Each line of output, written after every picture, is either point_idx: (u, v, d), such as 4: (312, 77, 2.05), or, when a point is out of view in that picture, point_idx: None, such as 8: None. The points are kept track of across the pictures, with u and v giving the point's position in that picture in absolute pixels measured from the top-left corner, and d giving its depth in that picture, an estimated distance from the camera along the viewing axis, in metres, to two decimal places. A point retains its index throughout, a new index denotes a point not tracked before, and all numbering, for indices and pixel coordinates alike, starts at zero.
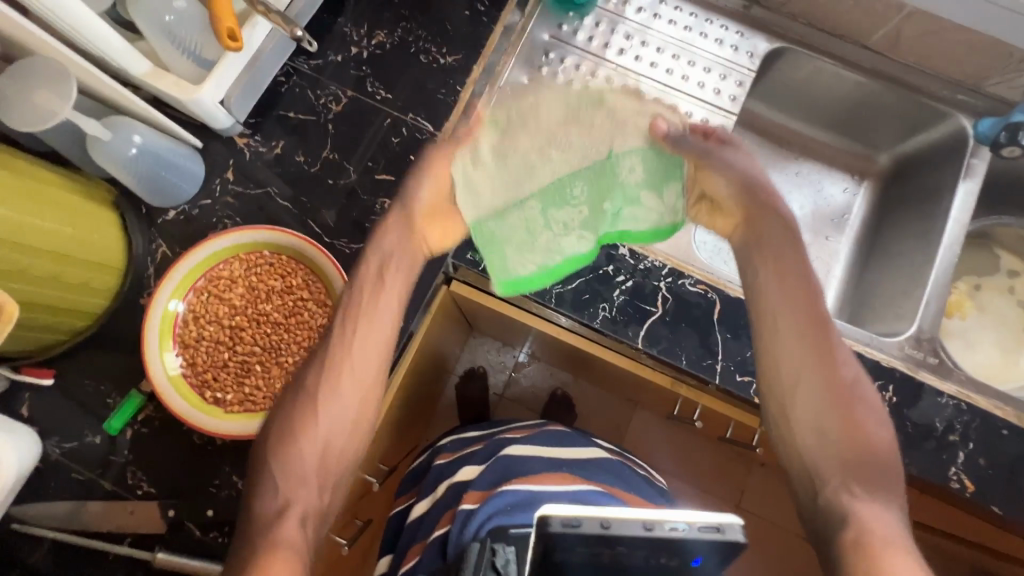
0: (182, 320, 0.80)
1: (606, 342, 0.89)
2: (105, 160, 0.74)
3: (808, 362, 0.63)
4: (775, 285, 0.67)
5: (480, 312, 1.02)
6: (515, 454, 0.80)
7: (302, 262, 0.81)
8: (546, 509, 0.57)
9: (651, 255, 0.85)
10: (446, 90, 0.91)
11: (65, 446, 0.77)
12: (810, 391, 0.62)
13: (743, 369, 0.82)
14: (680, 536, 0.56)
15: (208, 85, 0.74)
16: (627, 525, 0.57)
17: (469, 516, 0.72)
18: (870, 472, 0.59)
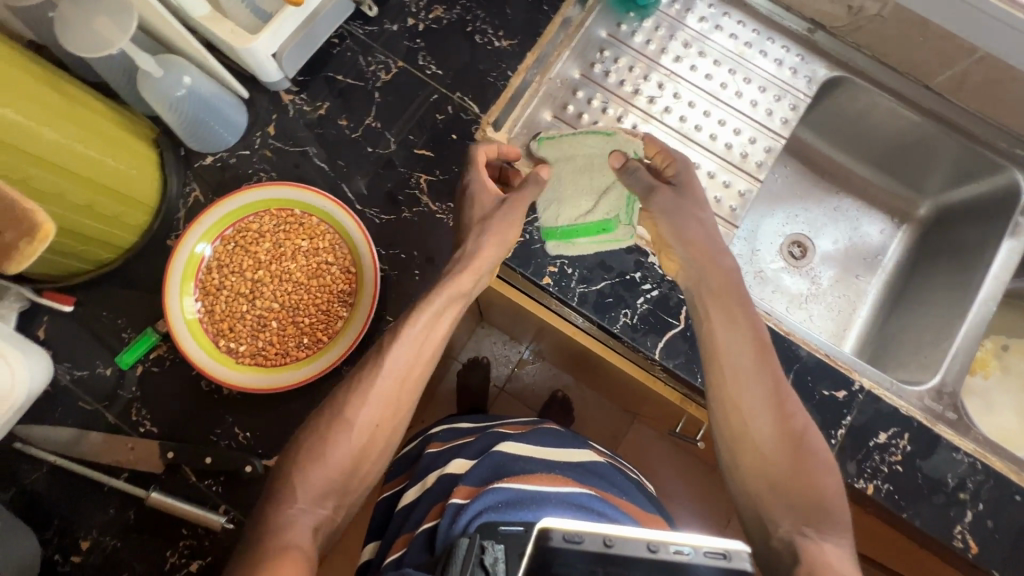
0: (206, 267, 0.80)
1: (621, 351, 0.88)
2: (153, 95, 0.74)
3: (764, 421, 0.66)
4: (726, 333, 0.71)
5: (496, 303, 1.01)
6: (507, 452, 0.79)
7: (331, 226, 0.81)
8: (550, 520, 0.55)
9: None
10: (495, 73, 0.89)
11: (76, 373, 0.78)
12: (763, 439, 0.66)
13: None
14: (687, 562, 0.52)
15: (262, 37, 0.75)
16: (630, 544, 0.53)
17: (459, 511, 0.71)
18: (814, 513, 0.62)
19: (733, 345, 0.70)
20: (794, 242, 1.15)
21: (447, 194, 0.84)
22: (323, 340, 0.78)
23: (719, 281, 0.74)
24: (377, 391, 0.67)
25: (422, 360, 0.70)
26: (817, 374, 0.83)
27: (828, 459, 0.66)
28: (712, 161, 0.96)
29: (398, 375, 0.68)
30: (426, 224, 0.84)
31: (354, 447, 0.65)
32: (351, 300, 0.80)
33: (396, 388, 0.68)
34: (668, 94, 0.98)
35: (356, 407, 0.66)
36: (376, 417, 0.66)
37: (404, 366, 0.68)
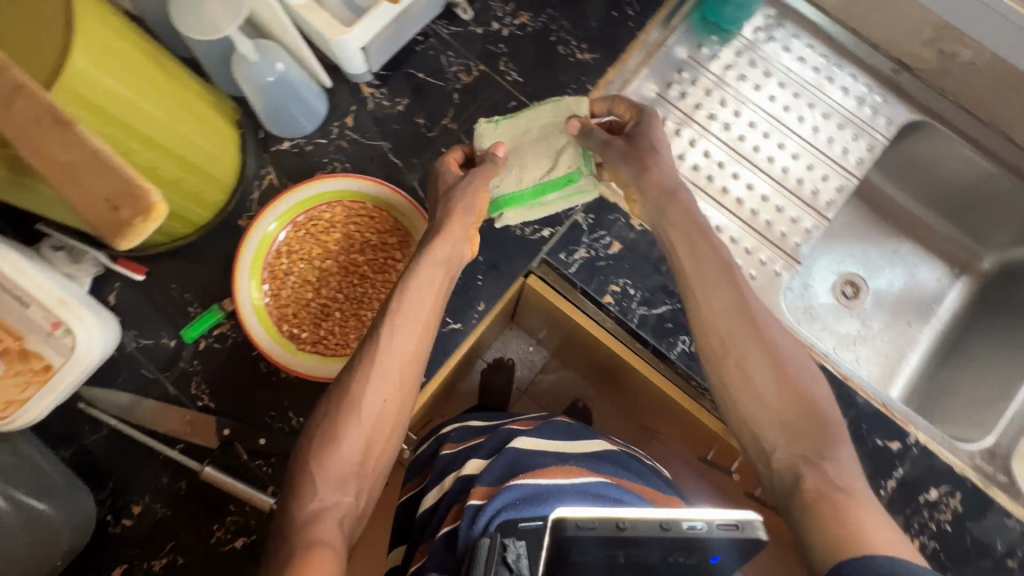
0: (275, 251, 0.81)
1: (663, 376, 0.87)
2: (246, 79, 0.75)
3: (756, 356, 0.66)
4: (692, 256, 0.71)
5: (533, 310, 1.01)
6: (521, 449, 0.78)
7: (402, 224, 0.82)
8: (563, 510, 0.59)
9: None
10: (574, 85, 0.89)
11: (141, 341, 0.80)
12: (747, 360, 0.66)
13: None
14: (699, 535, 0.57)
15: (354, 31, 0.75)
16: (644, 525, 0.58)
17: (478, 511, 0.69)
18: (811, 434, 0.62)
19: (701, 266, 0.70)
20: (847, 281, 1.13)
21: None
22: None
23: (676, 209, 0.74)
24: (383, 367, 0.67)
25: (425, 328, 0.71)
26: (871, 422, 0.82)
27: (818, 382, 0.66)
28: (781, 195, 0.95)
29: (400, 349, 0.69)
30: (494, 230, 0.84)
31: (365, 431, 0.65)
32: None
33: (398, 360, 0.68)
34: (743, 121, 0.97)
35: (362, 386, 0.66)
36: (385, 395, 0.66)
37: (408, 341, 0.69)
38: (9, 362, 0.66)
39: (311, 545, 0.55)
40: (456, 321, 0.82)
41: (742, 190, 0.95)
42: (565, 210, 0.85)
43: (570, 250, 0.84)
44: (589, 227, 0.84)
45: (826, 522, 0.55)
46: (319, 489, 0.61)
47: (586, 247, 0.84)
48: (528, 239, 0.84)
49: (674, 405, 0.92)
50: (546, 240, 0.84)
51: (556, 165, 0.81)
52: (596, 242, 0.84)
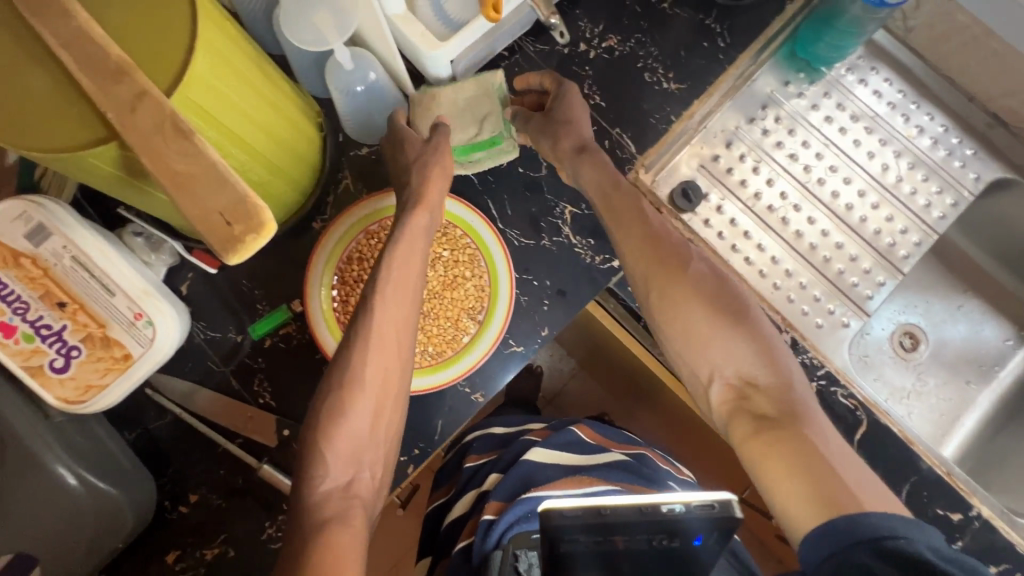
0: (347, 257, 0.81)
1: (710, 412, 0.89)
2: (337, 85, 0.74)
3: (703, 320, 0.65)
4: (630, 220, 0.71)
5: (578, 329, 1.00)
6: (533, 459, 0.78)
7: (474, 242, 0.82)
8: (546, 502, 0.50)
9: (810, 350, 0.83)
10: (658, 114, 0.88)
11: (209, 334, 0.81)
12: (693, 316, 0.65)
13: None
14: (678, 518, 0.50)
15: (450, 45, 0.75)
16: (625, 509, 0.51)
17: (490, 526, 0.70)
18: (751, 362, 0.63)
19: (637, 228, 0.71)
20: (905, 332, 1.09)
21: (589, 229, 0.84)
22: (448, 352, 0.79)
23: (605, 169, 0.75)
24: (375, 340, 0.66)
25: (411, 291, 0.70)
26: (934, 491, 0.79)
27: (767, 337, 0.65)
28: (856, 244, 0.93)
29: (391, 319, 0.68)
30: (564, 256, 0.83)
31: (368, 408, 0.65)
32: (479, 316, 0.80)
33: (391, 329, 0.67)
34: (824, 165, 0.95)
35: (359, 362, 0.65)
36: (382, 366, 0.66)
37: (393, 308, 0.68)
38: (91, 347, 0.67)
39: (328, 524, 0.56)
40: (519, 343, 0.81)
41: (815, 235, 0.93)
42: None
43: None
44: None
45: (778, 459, 0.55)
46: (327, 470, 0.61)
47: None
48: (598, 268, 0.83)
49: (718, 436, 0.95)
50: (617, 270, 0.83)
51: (483, 126, 0.79)
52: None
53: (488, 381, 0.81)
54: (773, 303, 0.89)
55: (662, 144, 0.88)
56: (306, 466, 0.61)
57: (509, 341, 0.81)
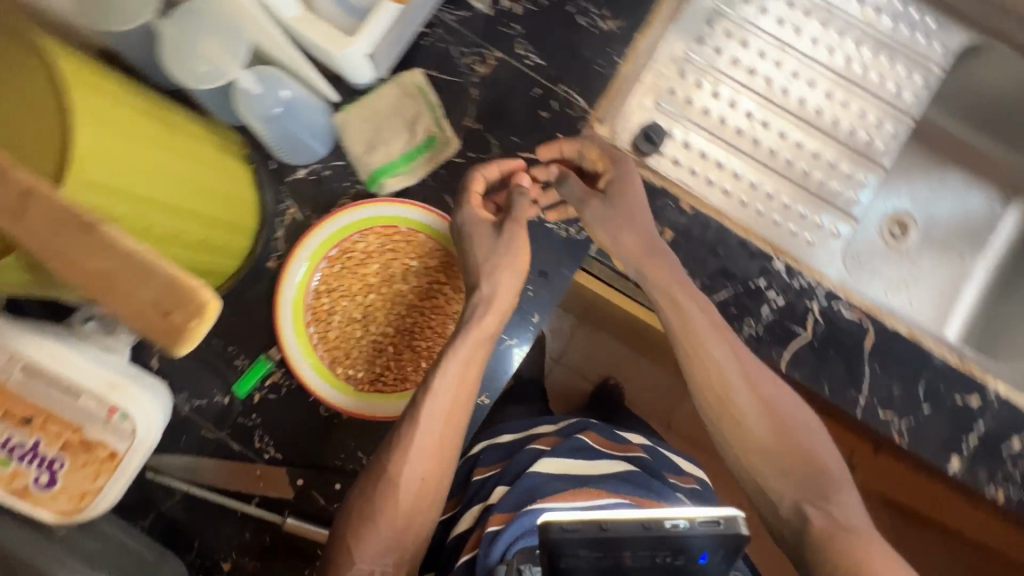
0: (314, 292, 0.76)
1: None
2: (249, 111, 0.68)
3: (764, 425, 0.64)
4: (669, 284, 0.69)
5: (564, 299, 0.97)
6: (540, 469, 0.79)
7: (439, 243, 0.77)
8: (547, 514, 0.51)
9: (805, 272, 0.80)
10: (602, 59, 0.80)
11: (195, 402, 0.77)
12: (753, 421, 0.64)
13: (887, 405, 0.79)
14: (682, 534, 0.50)
15: (361, 39, 0.67)
16: (625, 525, 0.50)
17: (494, 538, 0.72)
18: (813, 480, 0.61)
19: (687, 318, 0.68)
20: (895, 221, 1.07)
21: (557, 201, 0.79)
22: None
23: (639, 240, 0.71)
24: (418, 446, 0.67)
25: (457, 402, 0.69)
26: (949, 381, 0.79)
27: (810, 422, 0.65)
28: (832, 149, 0.90)
29: (437, 425, 0.68)
30: (537, 235, 0.79)
31: (402, 507, 0.66)
32: None
33: (434, 440, 0.68)
34: (785, 73, 0.90)
35: (400, 461, 0.66)
36: (423, 470, 0.67)
37: (439, 416, 0.68)
38: (74, 455, 0.64)
39: None
40: (511, 336, 0.78)
41: (789, 149, 0.89)
42: None
43: None
44: None
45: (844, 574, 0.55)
46: (357, 559, 0.64)
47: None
48: (574, 239, 0.79)
49: None
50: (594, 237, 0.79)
51: (415, 131, 0.79)
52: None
53: (491, 382, 0.78)
54: (761, 231, 0.85)
55: (613, 91, 0.82)
56: (341, 552, 0.65)
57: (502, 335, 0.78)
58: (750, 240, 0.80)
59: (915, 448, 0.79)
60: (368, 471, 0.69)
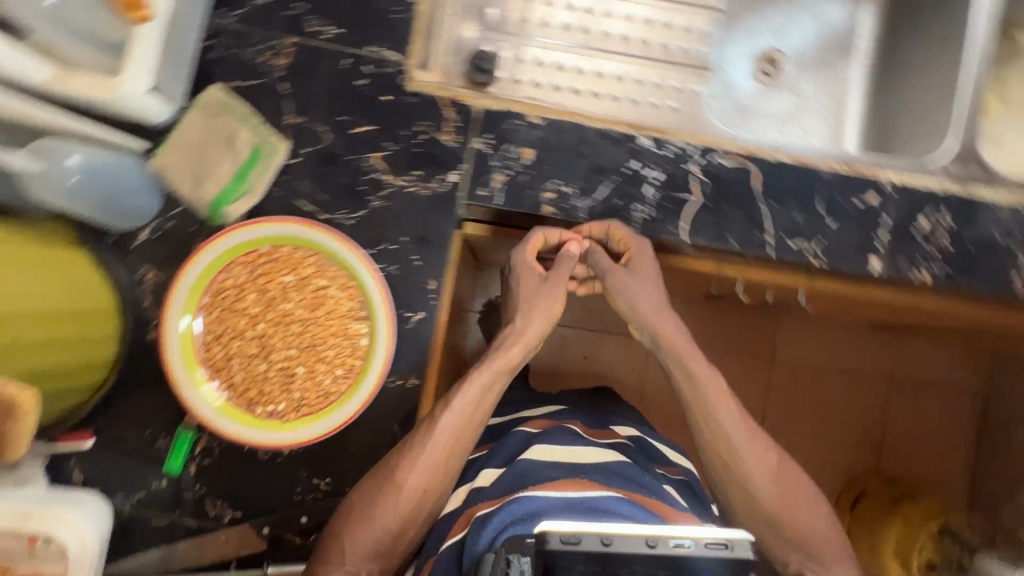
0: (203, 344, 0.73)
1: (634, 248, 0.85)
2: (46, 191, 0.64)
3: (764, 477, 0.69)
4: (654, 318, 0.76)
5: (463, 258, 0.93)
6: (529, 460, 0.71)
7: (305, 249, 0.73)
8: (547, 523, 0.57)
9: (674, 140, 0.78)
10: (396, 5, 0.76)
11: (134, 498, 0.74)
12: (756, 471, 0.70)
13: (794, 232, 0.79)
14: (687, 556, 0.56)
15: (130, 72, 0.62)
16: (630, 539, 0.56)
17: (482, 523, 0.65)
18: (815, 544, 0.69)
19: (687, 366, 0.74)
20: (764, 59, 1.07)
21: (408, 162, 0.76)
22: (358, 363, 0.73)
23: (649, 297, 0.76)
24: (426, 459, 0.71)
25: (473, 418, 0.74)
26: (842, 188, 0.79)
27: (799, 470, 0.71)
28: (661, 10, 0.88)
29: (449, 437, 0.72)
30: (403, 204, 0.76)
31: (399, 512, 0.70)
32: (363, 313, 0.74)
33: (443, 455, 0.72)
34: None
35: (407, 470, 0.70)
36: (424, 482, 0.71)
37: (451, 427, 0.72)
38: None
39: None
40: (416, 311, 0.76)
41: (621, 24, 0.87)
42: (463, 145, 0.77)
43: (487, 181, 0.76)
44: (494, 148, 0.77)
45: None
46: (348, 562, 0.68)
47: (505, 168, 0.76)
48: (439, 193, 0.76)
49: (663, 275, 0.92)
50: (458, 184, 0.76)
51: (235, 144, 0.73)
52: (507, 156, 0.77)
53: (417, 362, 0.76)
54: (622, 116, 0.83)
55: (421, 32, 0.78)
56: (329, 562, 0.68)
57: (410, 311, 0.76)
58: (608, 128, 0.78)
59: (833, 262, 0.79)
60: (366, 484, 0.72)
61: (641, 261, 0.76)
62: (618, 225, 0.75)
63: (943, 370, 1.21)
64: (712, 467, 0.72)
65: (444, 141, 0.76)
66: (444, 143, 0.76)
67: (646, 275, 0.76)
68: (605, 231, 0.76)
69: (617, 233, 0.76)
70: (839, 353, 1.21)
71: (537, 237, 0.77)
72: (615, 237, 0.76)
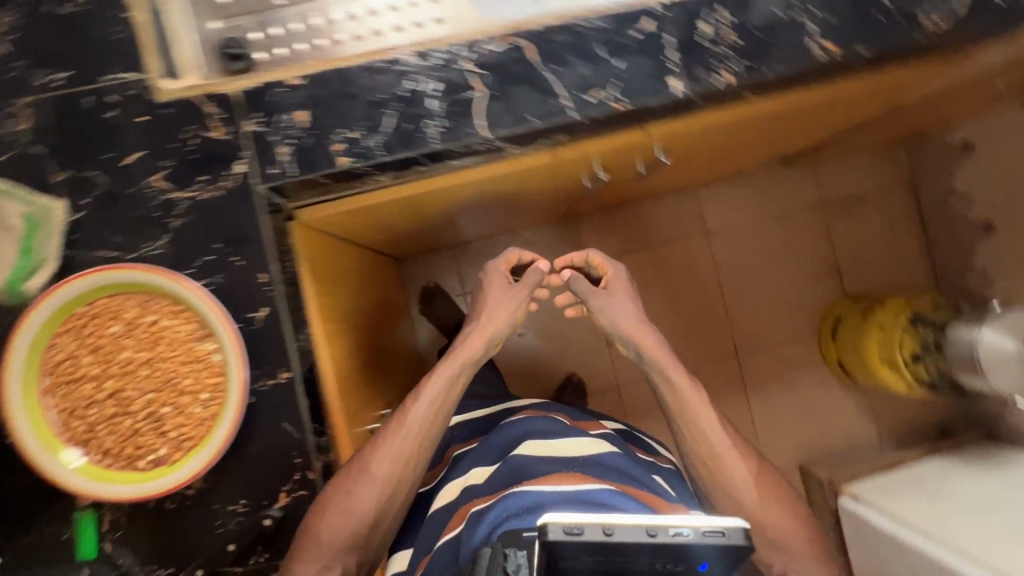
0: (59, 421, 0.65)
1: (556, 154, 0.71)
2: None
3: (809, 553, 0.73)
4: (704, 417, 0.78)
5: (403, 215, 0.83)
6: (522, 454, 0.75)
7: (134, 286, 0.66)
8: (552, 516, 0.53)
9: (646, 44, 0.62)
10: None
11: (51, 560, 0.69)
12: (785, 534, 0.74)
13: (751, 56, 0.63)
14: (687, 543, 0.52)
15: None
16: (631, 528, 0.53)
17: (481, 517, 0.67)
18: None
19: (715, 445, 0.77)
20: None
21: (314, 108, 0.63)
22: (219, 379, 0.67)
23: (675, 369, 0.81)
24: (400, 446, 0.72)
25: (450, 392, 0.77)
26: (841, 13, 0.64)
27: (817, 532, 0.75)
28: None
29: (422, 424, 0.74)
30: (316, 159, 0.64)
31: (373, 496, 0.70)
32: (204, 332, 0.67)
33: (420, 426, 0.74)
34: None
35: (373, 454, 0.71)
36: (396, 466, 0.72)
37: (423, 411, 0.74)
38: None
39: None
40: None
41: None
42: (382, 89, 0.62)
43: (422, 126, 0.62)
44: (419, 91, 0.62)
45: None
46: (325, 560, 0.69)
47: (434, 95, 0.62)
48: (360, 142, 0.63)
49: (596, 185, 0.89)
50: (382, 126, 0.62)
51: (7, 220, 0.66)
52: (447, 60, 0.61)
53: None
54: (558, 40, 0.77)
55: (152, 42, 0.70)
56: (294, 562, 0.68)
57: (269, 266, 0.69)
58: (561, 39, 0.62)
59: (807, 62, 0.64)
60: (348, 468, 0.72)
61: (662, 345, 0.83)
62: (618, 276, 0.90)
63: (880, 254, 1.49)
64: (751, 542, 0.75)
65: (354, 81, 0.62)
66: (355, 82, 0.62)
67: (678, 371, 0.81)
68: (586, 257, 0.92)
69: (596, 259, 0.92)
70: (785, 283, 1.48)
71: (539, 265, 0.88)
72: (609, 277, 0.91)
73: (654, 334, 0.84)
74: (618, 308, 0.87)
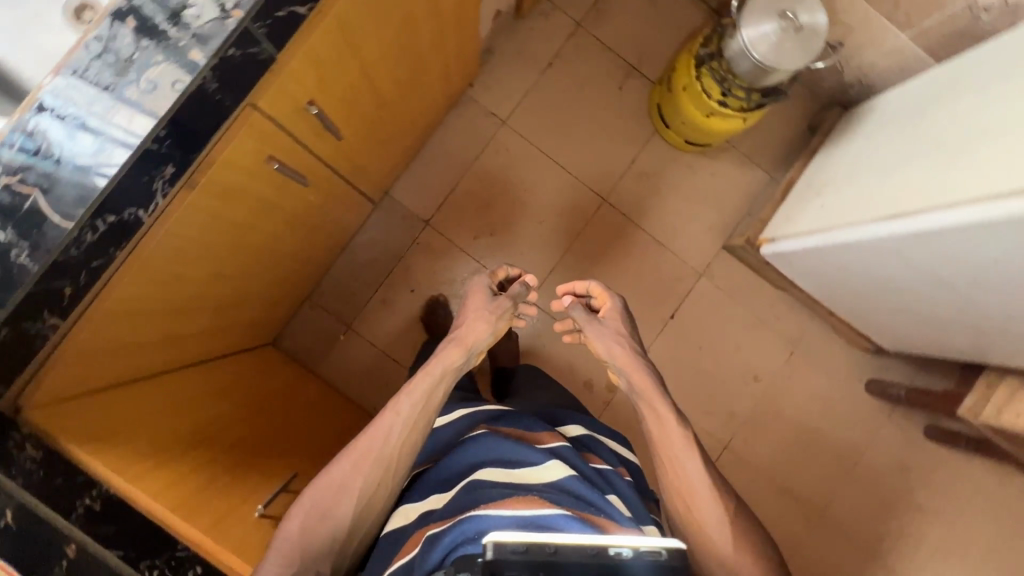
0: None
1: (214, 173, 0.66)
2: None
3: (724, 538, 0.74)
4: (660, 407, 0.84)
5: (166, 314, 0.78)
6: (483, 478, 0.71)
7: None
8: (499, 534, 0.54)
9: (161, 23, 0.56)
10: None
11: None
12: (714, 516, 0.75)
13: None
14: (625, 563, 0.54)
15: None
16: (575, 549, 0.54)
17: (436, 540, 0.65)
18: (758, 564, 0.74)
19: (670, 430, 0.81)
20: None
21: None
22: None
23: (641, 371, 0.88)
24: (374, 451, 0.74)
25: (429, 399, 0.80)
26: None
27: (750, 526, 0.77)
28: None
29: (401, 424, 0.77)
30: None
31: (344, 508, 0.72)
32: None
33: (407, 431, 0.77)
34: None
35: (348, 469, 0.73)
36: (375, 477, 0.74)
37: (401, 412, 0.78)
38: None
39: None
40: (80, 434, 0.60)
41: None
42: None
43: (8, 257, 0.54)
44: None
45: None
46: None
47: None
48: None
49: (313, 138, 0.83)
50: None
51: None
52: None
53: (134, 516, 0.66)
54: None
55: None
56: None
57: (3, 509, 0.62)
58: (85, 72, 0.55)
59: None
60: (313, 495, 0.72)
61: (636, 350, 0.92)
62: (615, 307, 0.97)
63: (661, 31, 1.47)
64: (673, 514, 0.78)
65: None
66: None
67: (641, 372, 0.88)
68: (587, 288, 1.01)
69: (586, 287, 1.01)
70: (604, 115, 1.47)
71: (484, 281, 1.01)
72: (599, 299, 1.00)
73: (629, 344, 0.93)
74: (608, 327, 0.95)
